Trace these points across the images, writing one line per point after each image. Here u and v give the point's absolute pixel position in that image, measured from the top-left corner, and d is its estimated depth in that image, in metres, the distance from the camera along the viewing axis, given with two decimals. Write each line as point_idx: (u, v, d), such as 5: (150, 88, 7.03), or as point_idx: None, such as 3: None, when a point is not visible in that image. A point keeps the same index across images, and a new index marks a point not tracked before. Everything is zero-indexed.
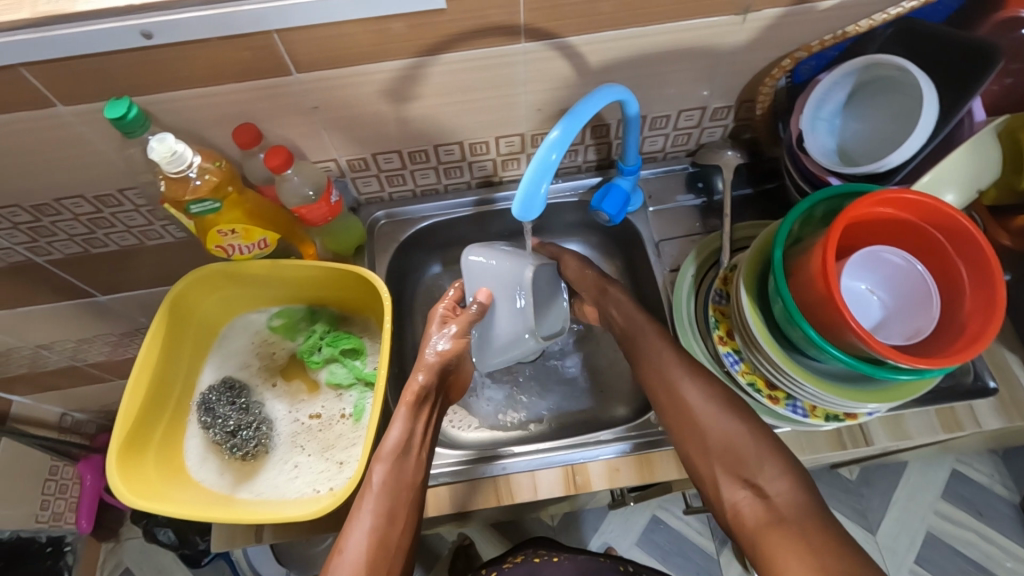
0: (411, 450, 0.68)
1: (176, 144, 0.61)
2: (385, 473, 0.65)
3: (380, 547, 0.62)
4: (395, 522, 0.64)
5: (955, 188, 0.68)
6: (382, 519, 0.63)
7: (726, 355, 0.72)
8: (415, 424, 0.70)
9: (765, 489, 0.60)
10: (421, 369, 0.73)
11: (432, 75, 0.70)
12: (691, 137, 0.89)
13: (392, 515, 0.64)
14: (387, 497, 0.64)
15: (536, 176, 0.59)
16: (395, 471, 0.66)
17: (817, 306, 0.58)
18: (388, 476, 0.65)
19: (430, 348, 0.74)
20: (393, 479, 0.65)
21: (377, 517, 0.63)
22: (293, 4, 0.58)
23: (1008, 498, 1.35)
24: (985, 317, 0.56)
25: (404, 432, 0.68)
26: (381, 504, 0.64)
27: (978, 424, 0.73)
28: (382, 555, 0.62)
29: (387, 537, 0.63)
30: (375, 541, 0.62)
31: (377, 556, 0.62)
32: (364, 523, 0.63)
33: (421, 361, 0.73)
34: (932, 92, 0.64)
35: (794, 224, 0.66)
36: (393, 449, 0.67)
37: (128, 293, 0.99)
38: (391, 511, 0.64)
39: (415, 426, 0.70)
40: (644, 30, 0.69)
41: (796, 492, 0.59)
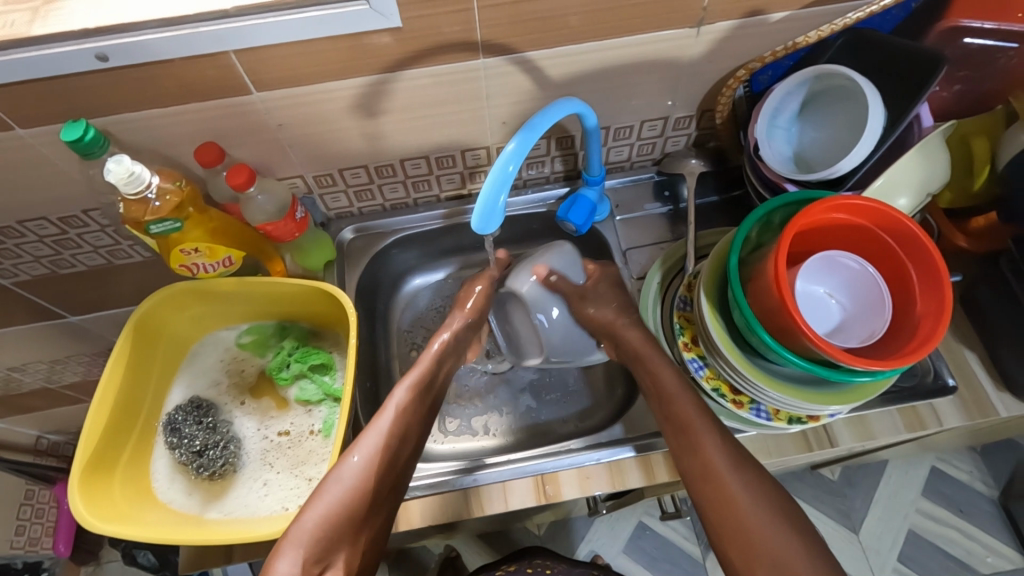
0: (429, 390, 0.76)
1: (132, 165, 0.61)
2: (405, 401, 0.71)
3: (388, 462, 0.66)
4: (405, 444, 0.69)
5: (906, 193, 0.69)
6: (396, 436, 0.68)
7: (691, 361, 0.73)
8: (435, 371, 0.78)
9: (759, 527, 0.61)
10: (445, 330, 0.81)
11: (394, 91, 0.71)
12: (656, 146, 0.91)
13: (405, 433, 0.69)
14: (402, 420, 0.69)
15: (493, 189, 0.60)
16: (415, 402, 0.72)
17: (772, 312, 0.59)
18: (408, 401, 0.71)
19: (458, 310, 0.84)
20: (412, 404, 0.72)
21: (390, 436, 0.67)
22: (251, 24, 0.58)
23: (987, 494, 1.37)
24: (935, 319, 0.58)
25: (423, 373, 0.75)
26: (398, 424, 0.69)
27: (940, 423, 0.75)
28: (389, 469, 0.65)
29: (395, 455, 0.67)
30: (382, 456, 0.65)
31: (383, 471, 0.65)
32: (375, 438, 0.66)
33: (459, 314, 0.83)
34: (878, 100, 0.65)
35: (751, 231, 0.67)
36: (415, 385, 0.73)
37: (99, 314, 0.98)
38: (404, 433, 0.69)
39: (435, 370, 0.78)
40: (602, 44, 0.70)
41: (770, 534, 0.60)
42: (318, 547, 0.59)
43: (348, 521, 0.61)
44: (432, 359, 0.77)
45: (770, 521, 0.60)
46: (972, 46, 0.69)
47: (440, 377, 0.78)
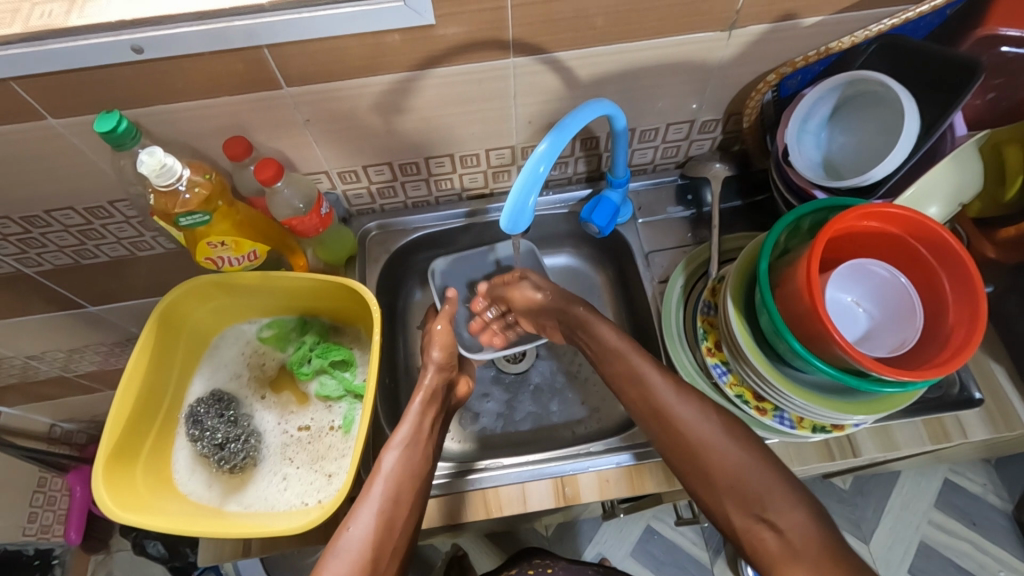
0: (422, 445, 0.70)
1: (165, 156, 0.61)
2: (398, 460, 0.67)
3: (385, 531, 0.62)
4: (401, 508, 0.64)
5: (938, 202, 0.69)
6: (390, 500, 0.64)
7: (715, 366, 0.72)
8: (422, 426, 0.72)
9: (779, 523, 0.58)
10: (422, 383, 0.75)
11: (422, 88, 0.71)
12: (680, 149, 0.90)
13: (400, 498, 0.64)
14: (394, 485, 0.65)
15: (524, 189, 0.60)
16: (406, 461, 0.67)
17: (802, 319, 0.59)
18: (399, 461, 0.66)
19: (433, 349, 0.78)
20: (405, 467, 0.66)
21: (383, 501, 0.64)
22: (286, 19, 0.59)
23: (1001, 508, 1.35)
24: (968, 329, 0.57)
25: (412, 430, 0.70)
26: (390, 488, 0.65)
27: (965, 435, 0.74)
28: (388, 538, 0.62)
29: (393, 522, 0.63)
30: (380, 525, 0.62)
31: (380, 541, 0.62)
32: (371, 506, 0.63)
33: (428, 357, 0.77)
34: (914, 107, 0.65)
35: (780, 237, 0.66)
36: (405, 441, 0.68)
37: (119, 304, 0.99)
38: (397, 497, 0.64)
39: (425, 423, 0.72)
40: (632, 45, 0.70)
41: None
42: None
43: None
44: (416, 415, 0.71)
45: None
46: (1009, 55, 0.69)
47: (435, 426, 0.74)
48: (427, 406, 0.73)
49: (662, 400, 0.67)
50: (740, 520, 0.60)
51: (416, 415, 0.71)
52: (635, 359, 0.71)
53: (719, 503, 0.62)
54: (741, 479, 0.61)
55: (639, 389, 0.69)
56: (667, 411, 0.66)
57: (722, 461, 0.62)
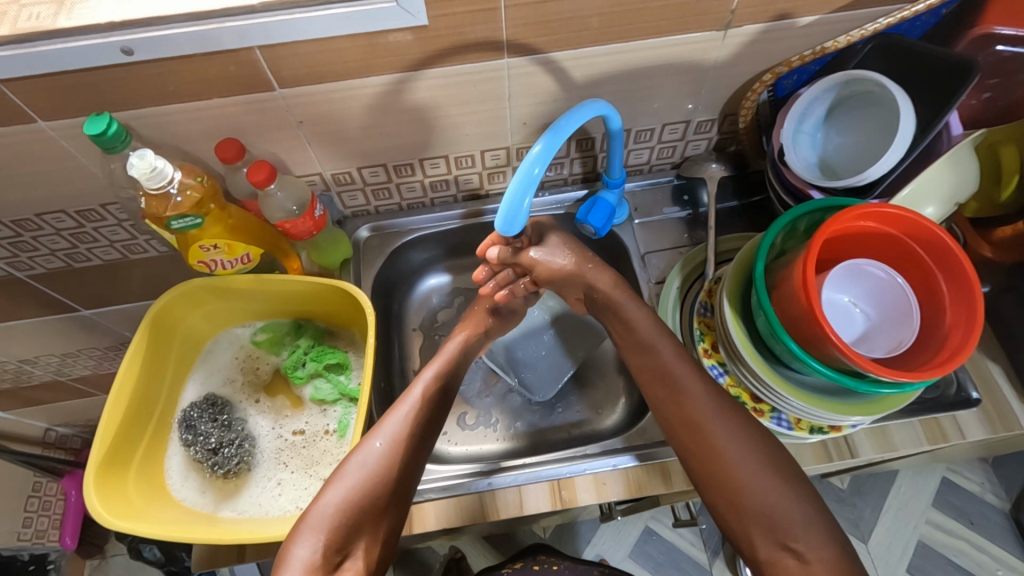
0: (450, 386, 0.73)
1: (155, 160, 0.60)
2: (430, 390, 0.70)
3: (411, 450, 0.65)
4: (428, 433, 0.67)
5: (934, 202, 0.68)
6: (420, 423, 0.67)
7: (711, 367, 0.72)
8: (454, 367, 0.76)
9: (804, 553, 0.58)
10: (463, 330, 0.79)
11: (416, 90, 0.70)
12: (676, 150, 0.90)
13: (427, 423, 0.67)
14: (425, 410, 0.68)
15: (519, 191, 0.59)
16: (436, 394, 0.70)
17: (798, 320, 0.59)
18: (431, 391, 0.70)
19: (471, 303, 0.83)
20: (433, 396, 0.70)
21: (412, 422, 0.66)
22: (277, 20, 0.58)
23: (999, 507, 1.35)
24: (966, 330, 0.57)
25: (444, 367, 0.73)
26: (421, 411, 0.67)
27: (962, 436, 0.73)
28: (412, 456, 0.64)
29: (416, 443, 0.65)
30: (406, 443, 0.64)
31: (406, 457, 0.64)
32: (399, 423, 0.65)
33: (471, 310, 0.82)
34: (909, 107, 0.64)
35: (777, 237, 0.66)
36: (435, 378, 0.72)
37: (112, 307, 0.98)
38: (426, 423, 0.67)
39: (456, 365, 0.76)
40: (628, 45, 0.69)
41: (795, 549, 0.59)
42: (339, 534, 0.59)
43: (368, 508, 0.60)
44: (450, 354, 0.75)
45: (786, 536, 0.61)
46: (1004, 53, 0.68)
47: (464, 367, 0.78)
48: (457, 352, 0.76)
49: (700, 413, 0.65)
50: (763, 546, 0.60)
51: (449, 356, 0.75)
52: (676, 369, 0.67)
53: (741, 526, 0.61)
54: (764, 503, 0.60)
55: (673, 397, 0.66)
56: (702, 424, 0.64)
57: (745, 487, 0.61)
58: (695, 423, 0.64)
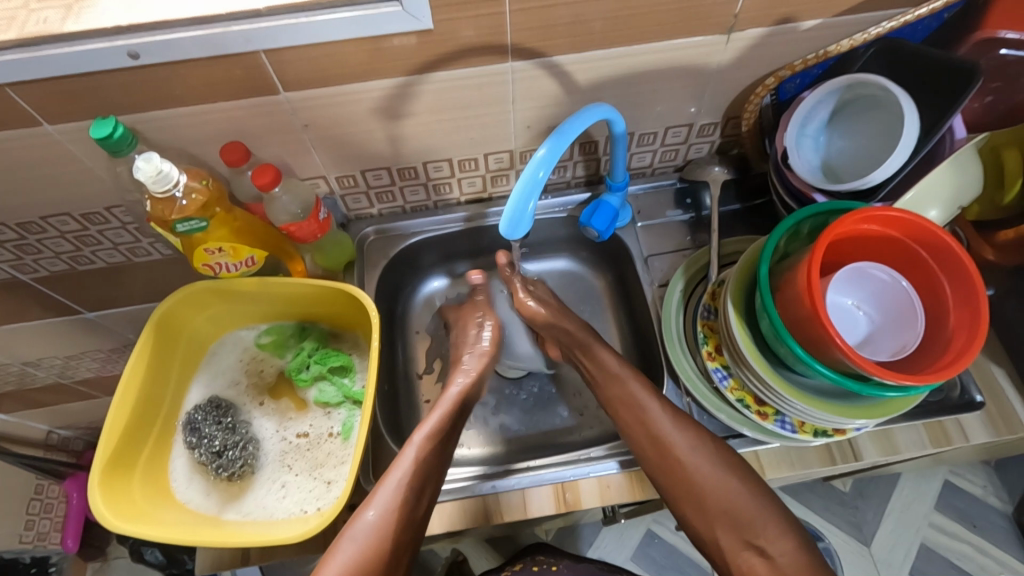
0: (447, 440, 0.73)
1: (161, 163, 0.61)
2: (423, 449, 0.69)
3: (405, 520, 0.64)
4: (423, 497, 0.66)
5: (938, 204, 0.69)
6: (413, 488, 0.66)
7: (715, 370, 0.72)
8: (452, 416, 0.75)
9: (768, 548, 0.63)
10: (461, 375, 0.81)
11: (421, 94, 0.70)
12: (678, 153, 0.90)
13: (422, 486, 0.66)
14: (419, 474, 0.67)
15: (524, 195, 0.59)
16: (431, 452, 0.70)
17: (803, 324, 0.59)
18: (424, 453, 0.69)
19: (466, 351, 0.85)
20: (428, 459, 0.69)
21: (405, 492, 0.65)
22: (282, 24, 0.58)
23: (1002, 510, 1.35)
24: (970, 333, 0.57)
25: (434, 429, 0.72)
26: (415, 475, 0.67)
27: (966, 439, 0.74)
28: (406, 527, 0.64)
29: (412, 510, 0.65)
30: (399, 513, 0.64)
31: (399, 528, 0.64)
32: (390, 493, 0.65)
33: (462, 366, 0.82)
34: (913, 111, 0.65)
35: (780, 240, 0.66)
36: (432, 436, 0.71)
37: (116, 310, 0.98)
38: (420, 487, 0.66)
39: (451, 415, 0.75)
40: (632, 49, 0.70)
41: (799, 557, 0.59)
42: None
43: None
44: (450, 404, 0.76)
45: (774, 536, 0.63)
46: (1007, 57, 0.68)
47: (458, 418, 0.76)
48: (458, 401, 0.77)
49: (661, 428, 0.68)
50: (729, 544, 0.65)
51: (450, 403, 0.76)
52: (634, 386, 0.72)
53: (712, 531, 0.66)
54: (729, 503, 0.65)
55: (639, 419, 0.70)
56: (663, 438, 0.68)
57: (718, 489, 0.65)
58: (663, 444, 0.68)
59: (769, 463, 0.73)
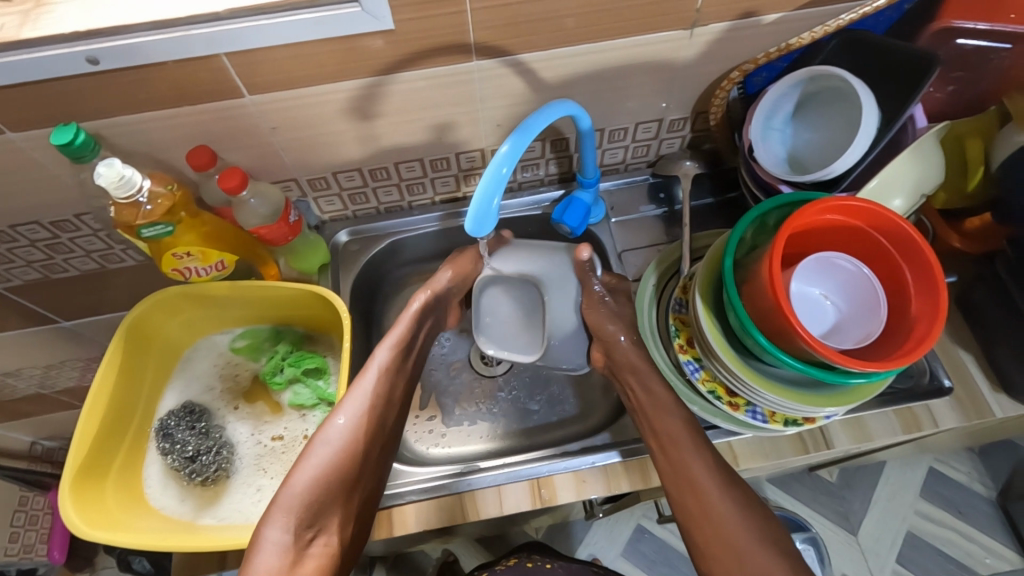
0: (408, 357, 0.76)
1: (123, 168, 0.60)
2: (388, 360, 0.74)
3: (375, 425, 0.69)
4: (390, 404, 0.72)
5: (902, 194, 0.69)
6: (380, 397, 0.71)
7: (687, 363, 0.72)
8: (416, 328, 0.79)
9: None
10: (424, 291, 0.81)
11: (388, 94, 0.71)
12: (651, 148, 0.90)
13: (385, 394, 0.71)
14: (385, 381, 0.72)
15: (488, 191, 0.59)
16: (395, 366, 0.74)
17: (767, 315, 0.59)
18: (390, 364, 0.74)
19: (420, 292, 0.81)
20: (393, 367, 0.74)
21: (372, 397, 0.70)
22: (242, 26, 0.58)
23: (986, 496, 1.37)
24: (930, 319, 0.57)
25: (397, 346, 0.75)
26: (380, 384, 0.71)
27: (936, 425, 0.74)
28: (376, 431, 0.69)
29: (379, 417, 0.70)
30: (369, 417, 0.69)
31: (369, 433, 0.68)
32: (361, 400, 0.69)
33: (432, 284, 0.82)
34: (872, 103, 0.65)
35: (746, 232, 0.67)
36: (397, 346, 0.75)
37: (93, 318, 0.98)
38: (387, 397, 0.71)
39: (417, 331, 0.79)
40: (597, 46, 0.70)
41: None
42: (309, 510, 0.63)
43: (338, 484, 0.64)
44: (412, 316, 0.78)
45: None
46: (965, 47, 0.69)
47: (419, 337, 0.79)
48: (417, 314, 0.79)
49: (706, 483, 0.65)
50: None
51: (411, 316, 0.78)
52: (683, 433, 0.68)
53: None
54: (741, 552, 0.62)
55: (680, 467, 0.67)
56: (707, 496, 0.65)
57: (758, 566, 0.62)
58: (692, 489, 0.65)
59: (743, 453, 0.74)
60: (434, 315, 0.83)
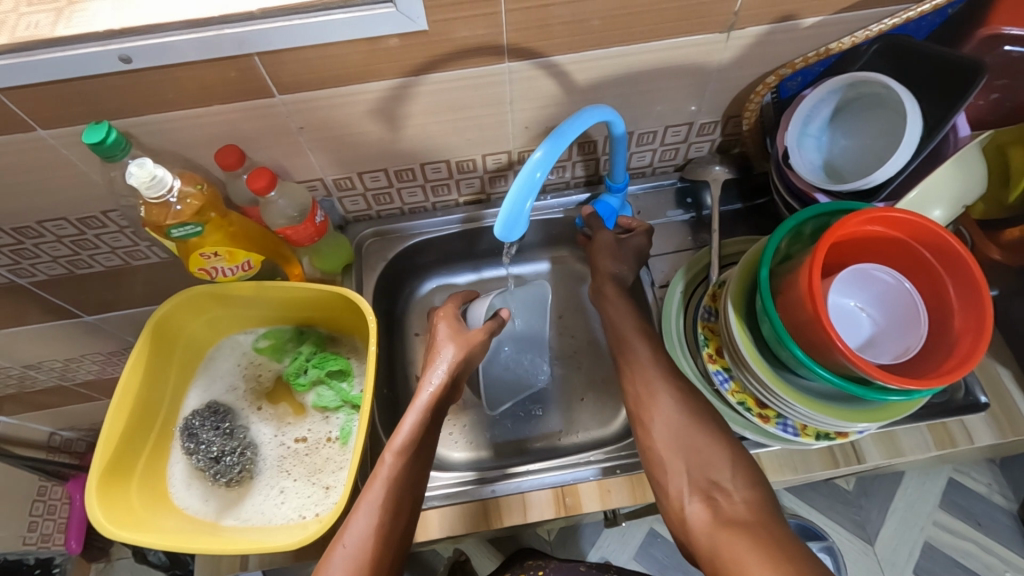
0: (420, 455, 0.66)
1: (154, 168, 0.59)
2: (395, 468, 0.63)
3: (381, 540, 0.60)
4: (399, 518, 0.61)
5: (942, 205, 0.67)
6: (390, 511, 0.61)
7: (716, 373, 0.71)
8: (427, 425, 0.68)
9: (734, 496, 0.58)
10: (433, 373, 0.70)
11: (417, 94, 0.70)
12: (679, 152, 0.89)
13: (397, 506, 0.62)
14: (393, 493, 0.62)
15: (520, 195, 0.58)
16: (407, 467, 0.64)
17: (805, 328, 0.58)
18: (400, 467, 0.63)
19: (429, 377, 0.70)
20: (405, 473, 0.63)
21: (380, 512, 0.61)
22: (275, 26, 0.57)
23: (1007, 508, 1.34)
24: (974, 337, 0.56)
25: (408, 440, 0.65)
26: (390, 495, 0.62)
27: (971, 441, 0.73)
28: (386, 550, 0.60)
29: (390, 533, 0.60)
30: (378, 537, 0.60)
31: (378, 555, 0.59)
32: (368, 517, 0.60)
33: (433, 366, 0.70)
34: (915, 109, 0.63)
35: (782, 241, 0.65)
36: (406, 445, 0.65)
37: (115, 313, 0.98)
38: (397, 514, 0.61)
39: (426, 430, 0.67)
40: (631, 48, 0.69)
41: None
42: None
43: None
44: (422, 409, 0.67)
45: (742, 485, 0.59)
46: (1013, 54, 0.67)
47: (434, 427, 0.69)
48: (434, 399, 0.68)
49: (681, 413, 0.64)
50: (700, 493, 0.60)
51: (422, 408, 0.67)
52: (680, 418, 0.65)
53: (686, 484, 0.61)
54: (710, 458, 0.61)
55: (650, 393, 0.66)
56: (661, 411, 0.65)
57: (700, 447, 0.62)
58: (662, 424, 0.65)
59: (770, 465, 0.73)
60: (445, 404, 0.71)
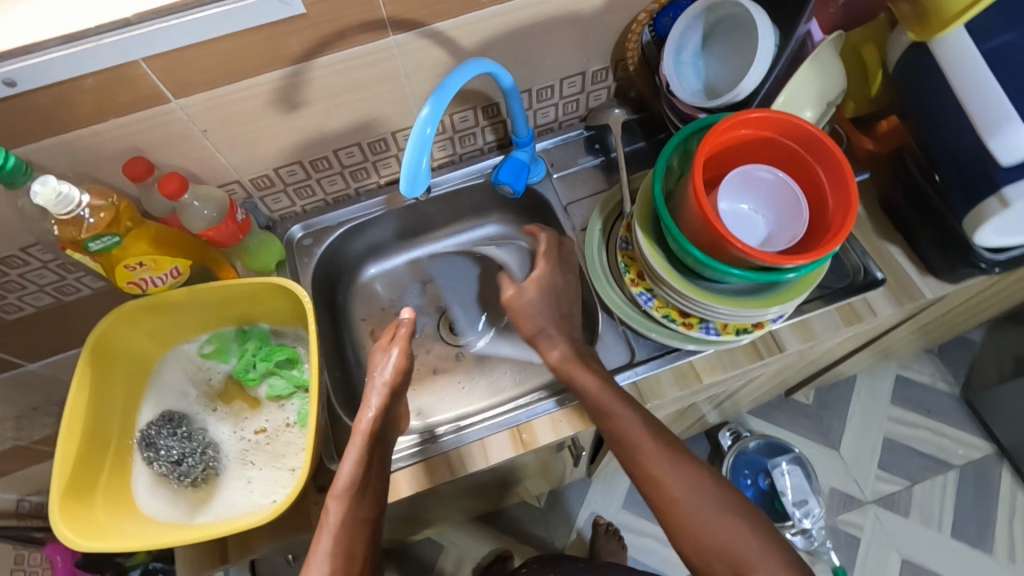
0: (367, 491, 0.63)
1: (58, 184, 0.61)
2: (340, 513, 0.61)
3: None
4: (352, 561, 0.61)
5: (811, 105, 0.73)
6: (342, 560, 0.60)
7: (640, 294, 0.76)
8: (370, 461, 0.63)
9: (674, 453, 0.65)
10: (370, 399, 0.65)
11: (311, 80, 0.72)
12: (579, 103, 0.94)
13: (349, 550, 0.61)
14: (343, 539, 0.61)
15: (414, 152, 0.61)
16: (351, 510, 0.61)
17: (702, 233, 0.63)
18: (345, 513, 0.61)
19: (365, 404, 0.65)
20: (352, 517, 0.61)
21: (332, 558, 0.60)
22: (154, 30, 0.59)
23: (950, 392, 1.46)
24: (844, 211, 0.62)
25: (349, 490, 0.61)
26: (338, 543, 0.60)
27: (874, 313, 0.80)
28: None
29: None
30: None
31: None
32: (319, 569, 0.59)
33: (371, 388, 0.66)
34: (763, 21, 0.71)
35: (671, 159, 0.71)
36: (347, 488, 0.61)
37: (59, 355, 0.97)
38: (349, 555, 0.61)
39: (371, 464, 0.63)
40: (507, 6, 0.73)
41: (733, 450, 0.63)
42: None
43: None
44: (360, 449, 0.62)
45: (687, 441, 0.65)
46: None
47: (376, 464, 0.64)
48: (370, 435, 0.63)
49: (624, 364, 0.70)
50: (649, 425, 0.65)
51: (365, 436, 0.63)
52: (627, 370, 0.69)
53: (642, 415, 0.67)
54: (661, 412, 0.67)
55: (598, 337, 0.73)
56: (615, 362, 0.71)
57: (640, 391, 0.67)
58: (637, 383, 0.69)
59: (703, 369, 0.78)
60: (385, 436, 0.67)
